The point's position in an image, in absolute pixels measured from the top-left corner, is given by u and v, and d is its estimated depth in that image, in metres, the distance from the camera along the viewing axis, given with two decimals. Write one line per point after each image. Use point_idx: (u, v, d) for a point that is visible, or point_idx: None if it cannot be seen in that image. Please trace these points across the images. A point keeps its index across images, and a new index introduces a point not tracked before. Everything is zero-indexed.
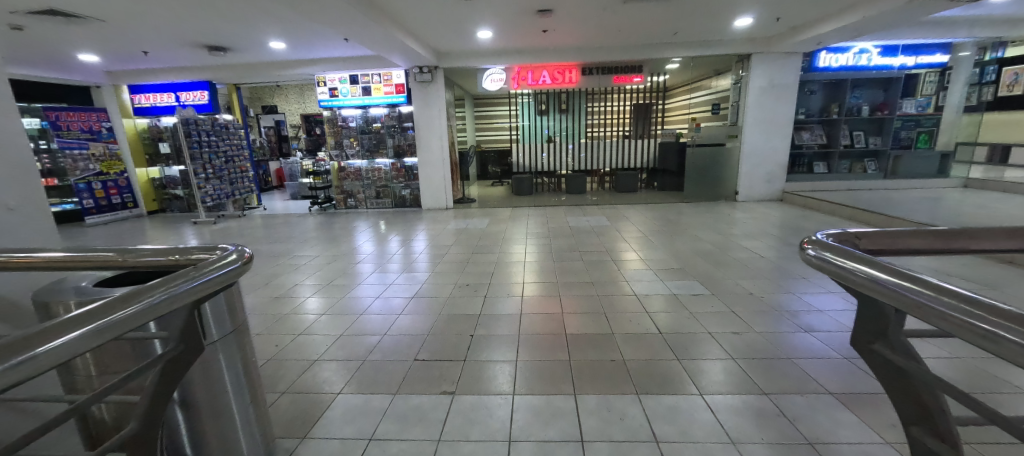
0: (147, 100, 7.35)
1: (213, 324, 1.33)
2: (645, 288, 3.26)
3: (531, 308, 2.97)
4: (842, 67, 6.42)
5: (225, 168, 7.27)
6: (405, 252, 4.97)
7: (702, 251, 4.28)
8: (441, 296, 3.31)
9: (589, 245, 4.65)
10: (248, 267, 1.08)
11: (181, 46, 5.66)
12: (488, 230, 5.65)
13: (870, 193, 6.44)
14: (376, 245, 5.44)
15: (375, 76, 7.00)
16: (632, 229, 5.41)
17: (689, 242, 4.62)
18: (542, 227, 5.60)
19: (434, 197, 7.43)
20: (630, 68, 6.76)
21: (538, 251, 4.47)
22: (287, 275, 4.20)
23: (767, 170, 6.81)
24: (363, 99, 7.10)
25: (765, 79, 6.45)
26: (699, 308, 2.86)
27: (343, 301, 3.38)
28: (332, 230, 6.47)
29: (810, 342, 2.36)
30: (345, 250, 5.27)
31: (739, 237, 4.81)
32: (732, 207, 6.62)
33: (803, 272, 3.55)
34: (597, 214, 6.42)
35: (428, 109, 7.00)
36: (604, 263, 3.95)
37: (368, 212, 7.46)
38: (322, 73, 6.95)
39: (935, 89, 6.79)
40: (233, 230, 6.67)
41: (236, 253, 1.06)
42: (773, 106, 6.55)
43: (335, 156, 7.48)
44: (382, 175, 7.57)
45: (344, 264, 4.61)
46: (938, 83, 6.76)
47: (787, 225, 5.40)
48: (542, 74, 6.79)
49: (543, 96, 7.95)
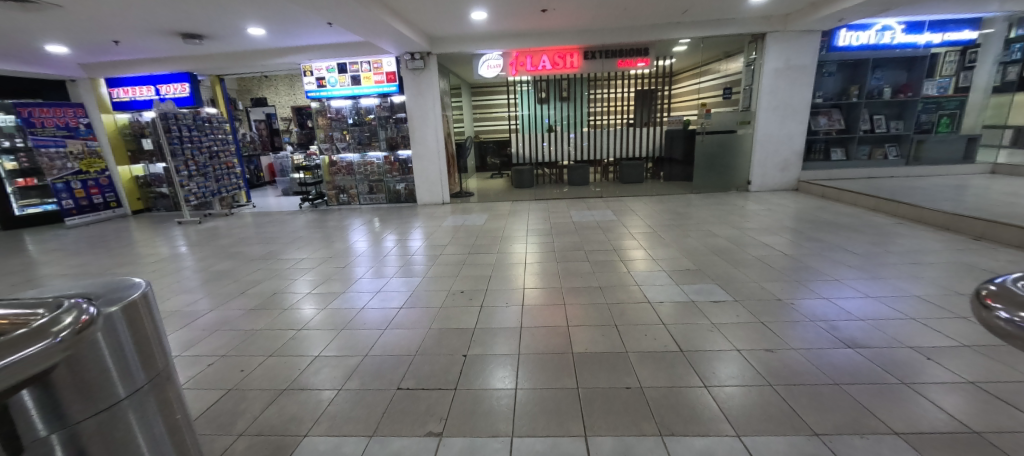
0: (126, 94, 7.02)
1: (117, 377, 1.09)
2: (660, 295, 2.90)
3: (532, 320, 2.63)
4: (863, 46, 6.02)
5: (209, 165, 6.78)
6: (398, 253, 4.57)
7: (715, 247, 3.94)
8: (431, 307, 2.97)
9: (595, 243, 4.29)
10: (83, 341, 0.77)
11: (154, 34, 5.27)
12: (486, 226, 5.31)
13: (892, 182, 6.05)
14: (368, 245, 5.05)
15: (364, 64, 6.56)
16: (638, 223, 5.07)
17: (703, 238, 4.26)
18: (543, 222, 5.28)
19: (430, 192, 7.07)
20: (636, 51, 6.39)
21: (539, 251, 4.13)
22: (269, 279, 3.82)
23: (782, 157, 6.38)
24: (353, 89, 6.69)
25: (781, 60, 6.00)
26: (723, 319, 2.52)
27: (324, 312, 3.02)
28: (323, 228, 6.14)
29: (856, 361, 2.04)
30: (335, 251, 4.86)
31: (754, 231, 4.45)
32: (744, 199, 6.24)
33: (833, 273, 3.19)
34: (602, 207, 6.07)
35: (423, 99, 6.60)
36: (611, 265, 3.59)
37: (362, 208, 7.13)
38: (309, 62, 6.52)
39: (955, 69, 6.34)
40: (219, 231, 6.34)
41: (68, 320, 0.75)
42: (789, 89, 6.10)
43: (326, 149, 7.14)
44: (375, 169, 7.21)
45: (331, 266, 4.23)
46: (958, 63, 6.32)
47: (804, 217, 5.04)
48: (542, 59, 6.45)
49: (543, 83, 7.66)
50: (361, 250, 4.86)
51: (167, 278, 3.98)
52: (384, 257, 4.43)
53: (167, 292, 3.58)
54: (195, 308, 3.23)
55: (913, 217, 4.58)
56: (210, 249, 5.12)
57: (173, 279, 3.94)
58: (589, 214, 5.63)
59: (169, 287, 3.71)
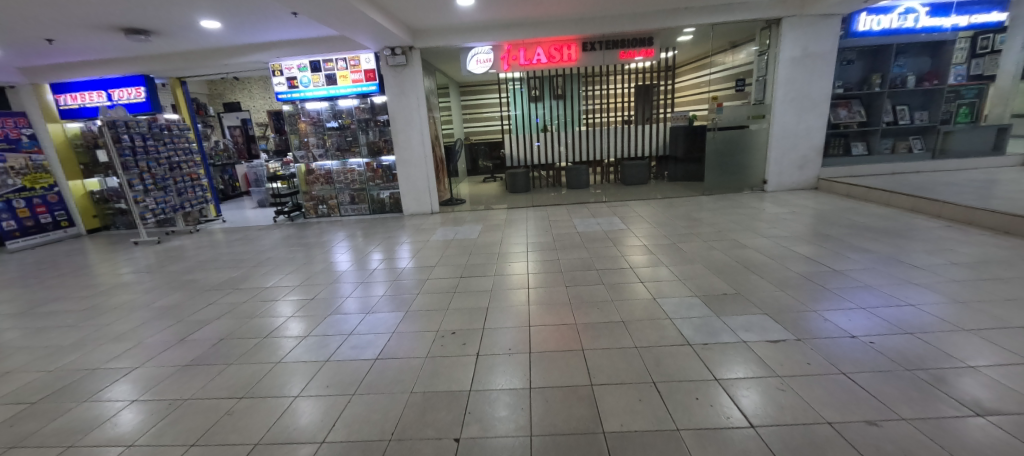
0: (74, 100, 6.29)
1: None
2: (698, 335, 2.31)
3: (544, 378, 2.03)
4: (884, 30, 5.53)
5: (169, 178, 6.09)
6: (376, 276, 3.89)
7: (746, 262, 3.39)
8: (414, 357, 2.35)
9: (607, 259, 3.69)
10: None
11: (91, 30, 4.58)
12: (481, 240, 4.70)
13: (920, 178, 5.53)
14: (344, 266, 4.37)
15: (339, 62, 5.90)
16: (651, 232, 4.50)
17: (729, 250, 3.69)
18: (545, 234, 4.69)
19: (417, 201, 6.43)
20: (639, 41, 5.83)
21: (544, 271, 3.54)
22: (219, 316, 3.14)
23: (800, 154, 5.83)
24: (329, 90, 6.02)
25: (798, 48, 5.47)
26: (791, 372, 1.95)
27: (278, 368, 2.36)
28: (297, 245, 5.47)
29: (998, 439, 1.48)
30: (304, 273, 4.19)
31: (785, 239, 3.89)
32: (760, 200, 5.69)
33: (902, 296, 2.62)
34: (608, 214, 5.49)
35: (406, 98, 5.97)
36: (630, 291, 2.98)
37: (343, 221, 6.48)
38: (277, 60, 5.87)
39: (967, 56, 5.93)
40: (181, 250, 5.65)
41: None
42: (807, 79, 5.56)
43: (301, 157, 6.48)
44: (355, 177, 6.55)
45: (295, 295, 3.54)
46: (969, 50, 5.90)
47: (836, 220, 4.48)
48: (536, 51, 5.87)
49: (536, 81, 7.12)
50: (347, 268, 4.29)
51: (101, 317, 3.31)
52: (359, 283, 3.74)
53: (92, 338, 2.93)
54: (121, 361, 2.57)
55: (962, 220, 4.03)
56: (163, 275, 4.44)
57: (106, 317, 3.28)
58: (594, 222, 5.07)
59: (98, 329, 3.06)
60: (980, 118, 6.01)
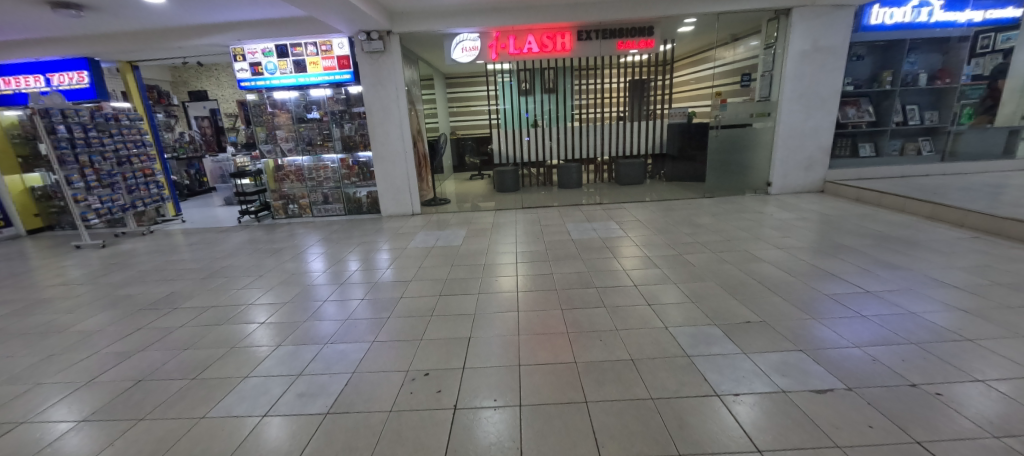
0: (8, 85, 5.63)
1: None
2: (727, 383, 1.88)
3: (542, 448, 1.56)
4: (897, 25, 5.14)
5: (118, 173, 5.46)
6: (342, 292, 3.34)
7: (763, 279, 3.00)
8: (376, 408, 1.85)
9: (606, 274, 3.25)
10: None
11: (10, 2, 3.92)
12: (465, 247, 4.23)
13: (932, 182, 5.23)
14: (308, 277, 3.81)
15: (309, 47, 5.32)
16: (653, 240, 4.09)
17: (742, 264, 3.29)
18: (535, 241, 4.24)
19: (396, 201, 5.90)
20: (638, 31, 5.40)
21: (535, 287, 3.09)
22: (146, 347, 2.59)
23: (807, 154, 5.48)
24: (298, 78, 5.44)
25: (808, 40, 5.09)
26: (852, 440, 1.52)
27: (199, 425, 1.83)
28: (259, 250, 4.91)
29: None
30: (261, 285, 3.62)
31: (803, 251, 3.51)
32: (765, 204, 5.33)
33: (955, 327, 2.24)
34: (604, 218, 5.07)
35: (384, 89, 5.42)
36: (637, 317, 2.54)
37: (315, 222, 5.92)
38: (239, 43, 5.27)
39: None
40: (130, 255, 5.05)
41: None
42: (816, 75, 5.20)
43: (269, 151, 5.89)
44: (329, 175, 6.00)
45: (244, 316, 2.98)
46: None
47: (850, 228, 4.13)
48: (527, 40, 5.39)
49: (525, 73, 6.66)
50: (316, 278, 3.76)
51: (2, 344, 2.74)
52: (322, 300, 3.19)
53: None
54: (4, 412, 2.02)
55: (990, 230, 3.69)
56: (99, 287, 3.86)
57: (9, 345, 2.71)
58: (588, 227, 4.65)
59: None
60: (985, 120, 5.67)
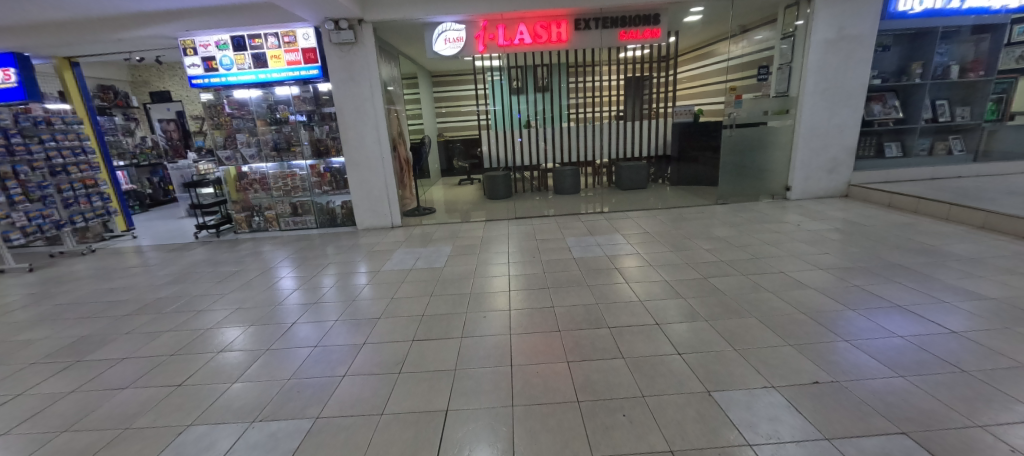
0: None
1: None
2: None
3: None
4: (927, 12, 4.66)
5: (51, 185, 4.79)
6: (294, 335, 2.64)
7: (816, 313, 2.42)
8: None
9: (620, 306, 2.65)
10: None
11: None
12: (448, 269, 3.59)
13: (968, 184, 4.72)
14: (260, 310, 3.11)
15: (270, 39, 4.67)
16: (668, 256, 3.51)
17: (783, 291, 2.71)
18: (530, 261, 3.62)
19: (374, 212, 5.23)
20: (642, 19, 4.84)
21: (531, 325, 2.47)
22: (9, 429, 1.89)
23: (830, 155, 4.96)
24: (258, 74, 4.77)
25: (832, 29, 4.57)
26: None
27: None
28: (211, 272, 4.22)
29: None
30: (198, 322, 2.92)
31: (851, 271, 2.94)
32: (785, 210, 4.79)
33: None
34: (608, 230, 4.48)
35: (356, 86, 4.76)
36: (668, 374, 1.93)
37: (282, 237, 5.26)
38: (188, 34, 4.60)
39: None
40: (62, 279, 4.34)
41: None
42: (841, 67, 4.67)
43: (227, 158, 5.22)
44: (298, 183, 5.35)
45: (159, 373, 2.27)
46: None
47: (893, 240, 3.59)
48: (519, 30, 4.79)
49: (516, 71, 6.01)
50: (267, 312, 3.06)
51: None
52: (267, 348, 2.49)
53: None
54: None
55: None
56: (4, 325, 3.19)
57: None
58: (591, 242, 4.07)
59: None
60: (1007, 117, 5.20)
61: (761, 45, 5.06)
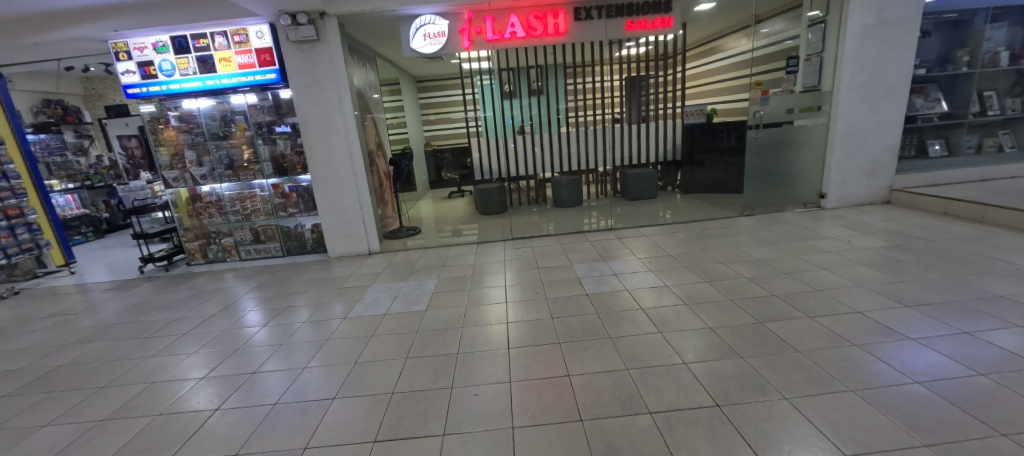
0: None
1: None
2: None
3: None
4: None
5: None
6: (211, 432, 1.89)
7: (936, 383, 1.74)
8: None
9: (659, 373, 1.96)
10: None
11: None
12: (432, 314, 2.88)
13: None
14: (183, 381, 2.37)
15: (217, 38, 3.99)
16: (702, 288, 2.84)
17: (874, 343, 2.03)
18: (534, 299, 2.92)
19: (348, 237, 4.52)
20: (651, 6, 4.23)
21: (540, 409, 1.78)
22: None
23: (869, 157, 4.34)
24: (205, 80, 4.09)
25: (871, 12, 3.96)
26: None
27: None
28: (147, 318, 3.49)
29: None
30: (94, 405, 2.19)
31: (950, 310, 2.27)
32: (822, 221, 4.16)
33: None
34: (622, 253, 3.80)
35: (322, 91, 4.07)
36: None
37: (242, 268, 4.53)
38: (119, 35, 3.93)
39: None
40: None
41: None
42: (882, 55, 4.06)
43: (175, 179, 4.50)
44: (258, 205, 4.63)
45: None
46: None
47: (974, 260, 2.94)
48: (509, 21, 4.14)
49: (508, 73, 5.21)
50: (191, 384, 2.33)
51: None
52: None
53: None
54: None
55: None
56: None
57: None
58: (604, 269, 3.39)
59: None
60: None
61: (772, 37, 4.69)
